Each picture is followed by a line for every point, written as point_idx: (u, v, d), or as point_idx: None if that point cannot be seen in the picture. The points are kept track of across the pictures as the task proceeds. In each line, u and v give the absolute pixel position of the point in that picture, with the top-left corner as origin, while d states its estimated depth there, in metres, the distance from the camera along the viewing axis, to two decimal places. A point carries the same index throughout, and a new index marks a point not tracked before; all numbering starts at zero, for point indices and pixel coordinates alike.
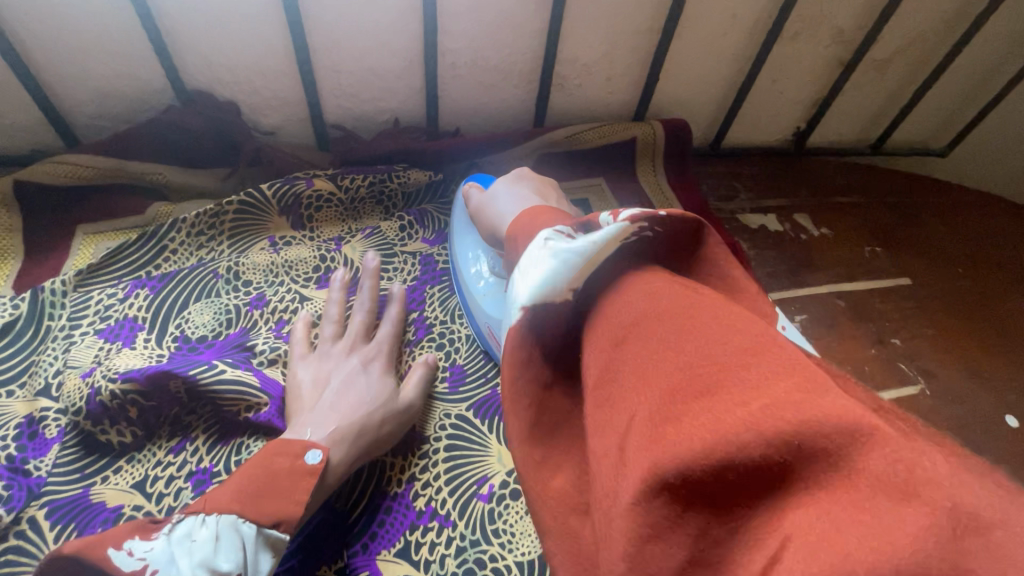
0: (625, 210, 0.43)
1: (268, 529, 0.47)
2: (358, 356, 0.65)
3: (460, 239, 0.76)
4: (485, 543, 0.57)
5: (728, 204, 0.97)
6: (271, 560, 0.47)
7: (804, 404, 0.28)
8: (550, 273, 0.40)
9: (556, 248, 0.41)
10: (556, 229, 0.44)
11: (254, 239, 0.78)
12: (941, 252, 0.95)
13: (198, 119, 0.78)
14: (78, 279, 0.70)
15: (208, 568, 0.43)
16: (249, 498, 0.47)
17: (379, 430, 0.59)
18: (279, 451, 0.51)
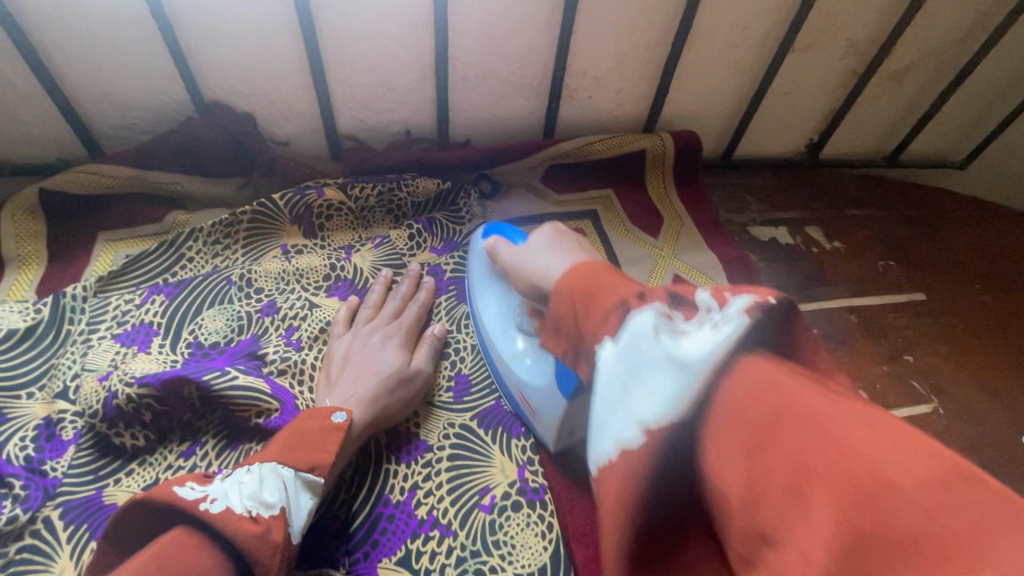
0: (734, 299, 0.39)
1: (305, 472, 0.51)
2: (379, 331, 0.69)
3: (480, 296, 0.71)
4: (485, 554, 0.57)
5: (738, 216, 0.96)
6: (310, 501, 0.50)
7: (915, 488, 0.28)
8: (673, 391, 0.36)
9: (669, 353, 0.37)
10: (654, 312, 0.40)
11: (267, 247, 0.80)
12: (957, 266, 0.93)
13: (215, 129, 0.80)
14: (99, 285, 0.73)
15: (259, 501, 0.46)
16: (286, 450, 0.51)
17: (394, 397, 0.63)
18: (309, 415, 0.55)
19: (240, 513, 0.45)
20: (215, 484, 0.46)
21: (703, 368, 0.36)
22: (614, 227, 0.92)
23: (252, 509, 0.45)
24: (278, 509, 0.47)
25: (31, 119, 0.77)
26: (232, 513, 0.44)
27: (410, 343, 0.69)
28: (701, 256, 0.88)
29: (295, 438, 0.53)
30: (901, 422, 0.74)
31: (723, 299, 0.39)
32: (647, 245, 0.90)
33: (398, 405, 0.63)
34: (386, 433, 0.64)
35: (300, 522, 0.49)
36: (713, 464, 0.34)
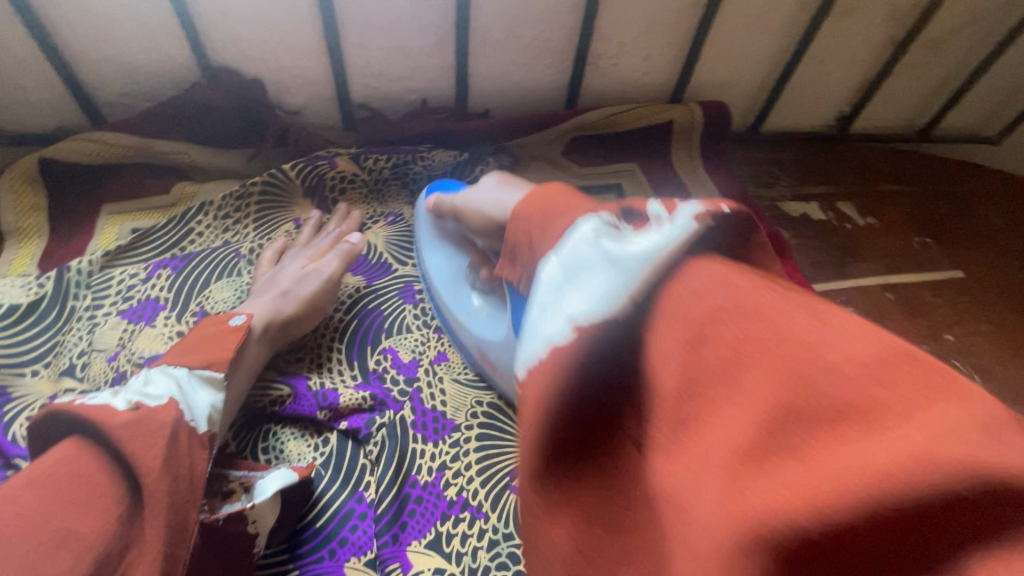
0: (682, 207, 0.36)
1: (200, 369, 0.50)
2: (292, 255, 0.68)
3: (430, 256, 0.67)
4: (519, 537, 0.54)
5: (768, 191, 0.92)
6: (211, 395, 0.49)
7: (846, 361, 0.26)
8: (609, 286, 0.33)
9: (607, 253, 0.34)
10: (601, 220, 0.37)
11: (279, 221, 0.76)
12: (995, 244, 0.89)
13: (223, 96, 0.76)
14: (105, 259, 0.69)
15: (141, 395, 0.45)
16: (178, 354, 0.51)
17: (295, 305, 0.62)
18: (206, 322, 0.56)
19: (118, 407, 0.44)
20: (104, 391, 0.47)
21: (642, 266, 0.33)
22: None
23: (132, 401, 0.45)
24: (166, 399, 0.46)
25: (28, 83, 0.73)
26: (108, 408, 0.44)
27: (319, 254, 0.68)
28: None
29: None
30: None
31: (673, 207, 0.37)
32: None
33: (294, 305, 0.62)
34: (389, 406, 0.61)
35: (196, 413, 0.47)
36: (651, 360, 0.31)
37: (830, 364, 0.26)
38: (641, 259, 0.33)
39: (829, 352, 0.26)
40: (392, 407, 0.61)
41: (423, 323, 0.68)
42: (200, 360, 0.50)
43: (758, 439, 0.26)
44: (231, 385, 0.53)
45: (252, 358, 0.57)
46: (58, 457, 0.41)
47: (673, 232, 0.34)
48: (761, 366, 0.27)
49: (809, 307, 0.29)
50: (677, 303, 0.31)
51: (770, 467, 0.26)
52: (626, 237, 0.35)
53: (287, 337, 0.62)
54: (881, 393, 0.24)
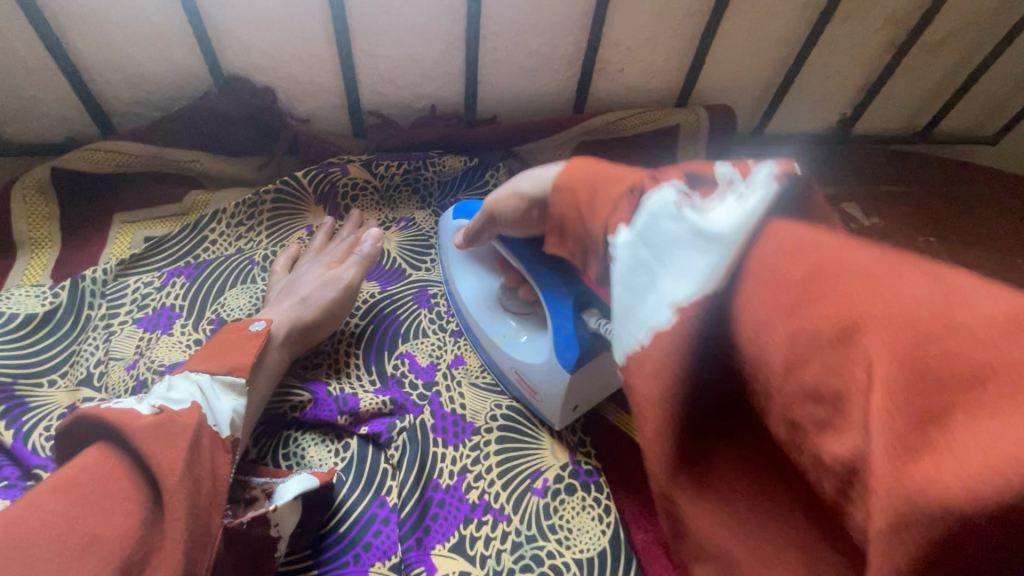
0: (756, 169, 0.35)
1: (222, 375, 0.51)
2: (308, 261, 0.68)
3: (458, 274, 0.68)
4: (542, 539, 0.54)
5: None
6: (232, 400, 0.50)
7: (968, 321, 0.24)
8: (704, 263, 0.32)
9: (694, 226, 0.33)
10: (670, 192, 0.36)
11: (292, 227, 0.76)
12: (998, 243, 0.91)
13: (235, 105, 0.76)
14: (120, 268, 0.69)
15: (165, 399, 0.46)
16: (202, 360, 0.52)
17: (312, 310, 0.62)
18: (229, 329, 0.57)
19: (142, 411, 0.44)
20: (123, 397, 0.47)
21: (737, 239, 0.31)
22: None
23: (155, 406, 0.45)
24: (190, 403, 0.46)
25: (39, 94, 0.73)
26: (132, 411, 0.44)
27: (338, 260, 0.69)
28: None
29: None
30: None
31: (748, 171, 0.35)
32: None
33: (314, 312, 0.62)
34: (409, 410, 0.61)
35: (218, 417, 0.48)
36: (749, 328, 0.30)
37: (951, 323, 0.24)
38: (734, 231, 0.32)
39: (954, 311, 0.25)
40: (412, 411, 0.61)
41: (439, 327, 0.69)
42: (222, 366, 0.52)
43: (904, 420, 0.24)
44: (253, 391, 0.54)
45: (272, 363, 0.57)
46: (81, 465, 0.41)
47: (759, 197, 0.33)
48: (860, 328, 0.26)
49: (913, 264, 0.27)
50: (760, 274, 0.30)
51: (919, 438, 0.24)
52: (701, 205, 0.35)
53: (305, 343, 0.62)
54: (1019, 352, 0.23)
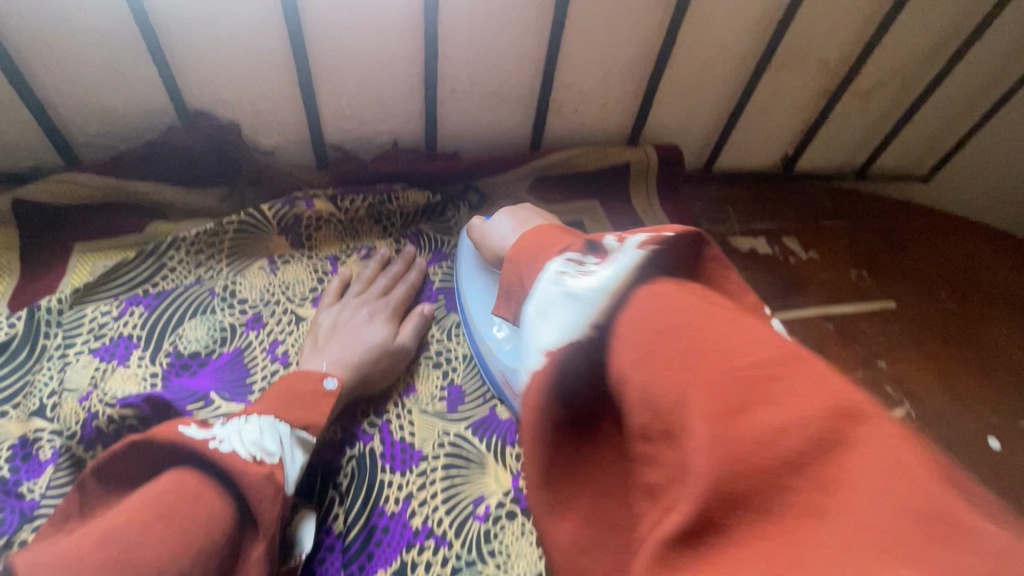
0: (631, 237, 0.46)
1: (300, 430, 0.54)
2: (367, 305, 0.72)
3: (468, 284, 0.73)
4: (481, 563, 0.57)
5: (719, 227, 0.99)
6: (303, 457, 0.53)
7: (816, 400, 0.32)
8: (571, 319, 0.41)
9: (567, 290, 0.42)
10: (566, 258, 0.46)
11: (252, 258, 0.79)
12: (926, 277, 0.96)
13: (199, 139, 0.79)
14: (75, 296, 0.70)
15: (260, 448, 0.49)
16: (281, 408, 0.55)
17: (378, 365, 0.66)
18: (302, 377, 0.59)
19: (244, 457, 0.48)
20: (220, 426, 0.50)
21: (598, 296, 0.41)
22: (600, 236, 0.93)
23: (254, 454, 0.49)
24: (277, 458, 0.50)
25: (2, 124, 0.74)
26: (237, 457, 0.47)
27: (395, 317, 0.73)
28: None
29: (278, 409, 0.55)
30: None
31: (624, 239, 0.46)
32: None
33: (379, 370, 0.66)
34: (359, 438, 0.64)
35: (295, 474, 0.51)
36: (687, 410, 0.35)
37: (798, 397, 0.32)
38: (597, 291, 0.41)
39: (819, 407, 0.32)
40: (361, 439, 0.63)
41: None
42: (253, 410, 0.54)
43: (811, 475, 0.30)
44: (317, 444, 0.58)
45: (333, 413, 0.61)
46: (169, 484, 0.44)
47: (615, 267, 0.43)
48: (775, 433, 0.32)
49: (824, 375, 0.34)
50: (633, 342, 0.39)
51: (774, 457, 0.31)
52: (587, 273, 0.44)
53: (362, 391, 0.66)
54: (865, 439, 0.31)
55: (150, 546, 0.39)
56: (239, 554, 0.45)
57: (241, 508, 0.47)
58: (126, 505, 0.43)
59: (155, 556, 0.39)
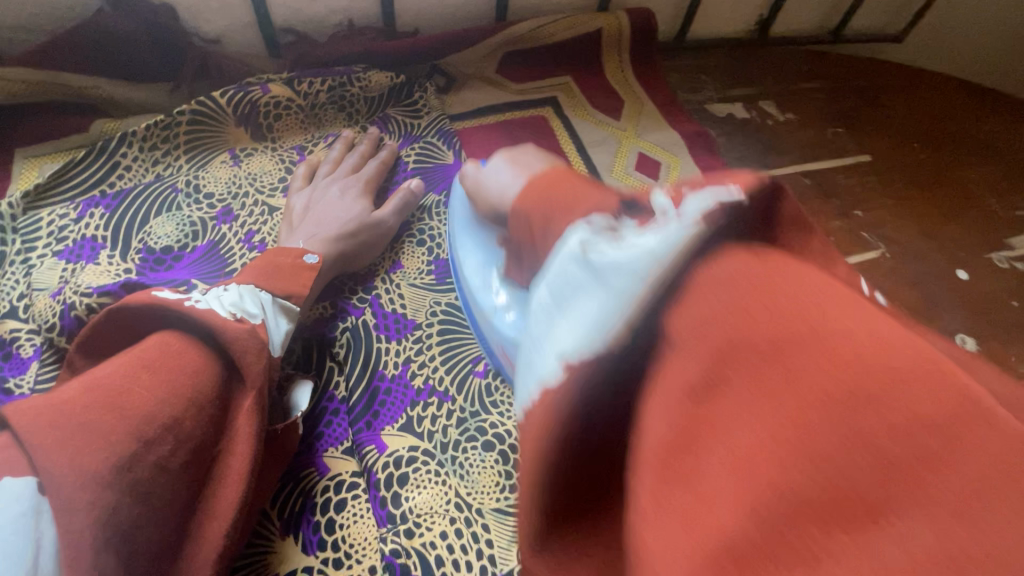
0: (691, 199, 0.30)
1: (281, 299, 0.53)
2: (340, 183, 0.70)
3: (460, 240, 0.61)
4: (485, 413, 0.59)
5: (695, 95, 0.96)
6: (288, 324, 0.53)
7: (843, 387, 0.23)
8: (601, 312, 0.29)
9: (586, 261, 0.30)
10: (592, 225, 0.32)
11: (212, 152, 0.74)
12: (899, 129, 0.96)
13: (131, 23, 0.71)
14: (27, 201, 0.66)
15: (241, 309, 0.48)
16: (261, 277, 0.53)
17: (356, 239, 0.64)
18: (281, 252, 0.58)
19: (224, 315, 0.46)
20: (196, 292, 0.48)
21: (634, 281, 0.28)
22: (575, 111, 0.89)
23: (235, 313, 0.47)
24: (260, 319, 0.49)
25: None
26: (216, 314, 0.46)
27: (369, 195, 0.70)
28: (663, 134, 0.88)
29: (258, 278, 0.53)
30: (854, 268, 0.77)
31: (681, 200, 0.31)
32: (610, 127, 0.88)
33: (358, 246, 0.64)
34: (350, 312, 0.63)
35: (280, 339, 0.51)
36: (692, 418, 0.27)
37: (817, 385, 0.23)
38: (631, 273, 0.28)
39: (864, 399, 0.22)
40: (353, 313, 0.63)
41: None
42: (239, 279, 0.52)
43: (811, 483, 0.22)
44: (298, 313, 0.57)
45: (316, 289, 0.61)
46: (154, 342, 0.43)
47: (661, 233, 0.29)
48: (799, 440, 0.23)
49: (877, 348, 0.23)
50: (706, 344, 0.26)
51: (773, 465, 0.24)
52: (618, 238, 0.31)
53: (342, 266, 0.65)
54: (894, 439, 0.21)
55: (139, 397, 0.39)
56: (229, 403, 0.45)
57: (228, 363, 0.46)
58: (105, 364, 0.42)
59: (144, 406, 0.39)
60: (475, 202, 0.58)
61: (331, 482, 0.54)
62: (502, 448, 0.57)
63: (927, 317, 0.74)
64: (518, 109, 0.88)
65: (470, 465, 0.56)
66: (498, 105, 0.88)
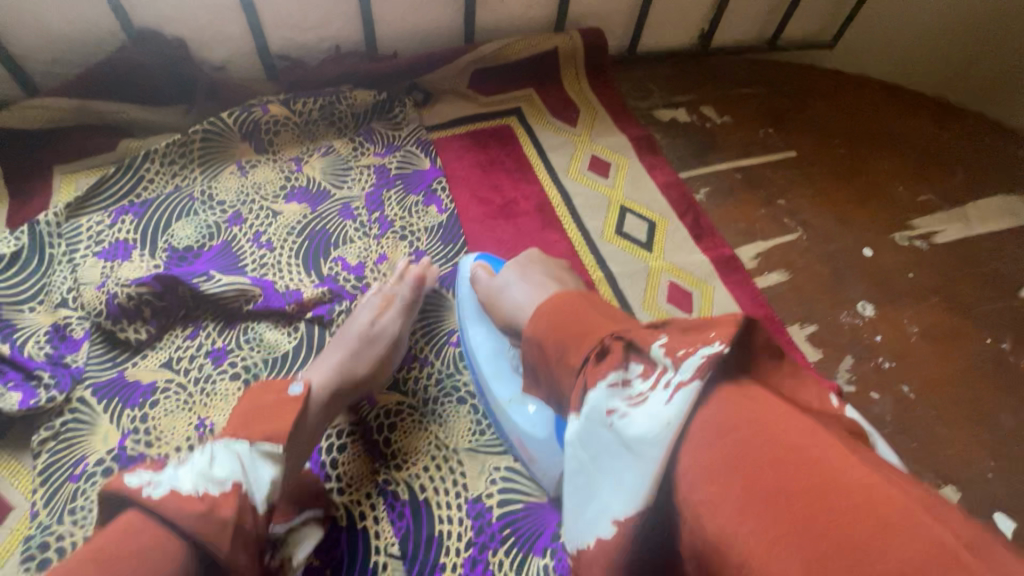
0: (701, 349, 0.40)
1: (261, 443, 0.49)
2: (376, 288, 0.72)
3: (471, 331, 0.71)
4: (458, 373, 0.73)
5: (644, 102, 1.09)
6: (272, 469, 0.49)
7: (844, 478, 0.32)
8: (632, 479, 0.39)
9: (621, 440, 0.41)
10: (607, 384, 0.43)
11: (222, 164, 0.87)
12: (822, 128, 1.10)
13: (152, 56, 0.83)
14: (68, 211, 0.78)
15: (208, 479, 0.44)
16: (241, 425, 0.50)
17: (362, 357, 0.65)
18: (265, 390, 0.55)
19: (188, 493, 0.42)
20: (163, 470, 0.44)
21: (656, 450, 0.38)
22: (537, 120, 1.02)
23: (201, 487, 0.43)
24: (231, 484, 0.45)
25: None
26: (178, 495, 0.42)
27: (386, 305, 0.70)
28: (613, 138, 1.01)
29: (236, 427, 0.50)
30: (774, 249, 0.91)
31: (679, 360, 0.40)
32: (568, 133, 1.01)
33: (367, 366, 0.65)
34: (344, 296, 0.76)
35: (262, 492, 0.47)
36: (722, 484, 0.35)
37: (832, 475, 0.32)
38: (656, 444, 0.38)
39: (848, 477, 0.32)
40: (346, 297, 0.76)
41: (363, 234, 0.83)
42: (236, 430, 0.49)
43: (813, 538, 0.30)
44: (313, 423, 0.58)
45: (310, 427, 0.57)
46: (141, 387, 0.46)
47: (677, 403, 0.39)
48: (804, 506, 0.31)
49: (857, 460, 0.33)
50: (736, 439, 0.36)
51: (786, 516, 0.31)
52: (636, 403, 0.41)
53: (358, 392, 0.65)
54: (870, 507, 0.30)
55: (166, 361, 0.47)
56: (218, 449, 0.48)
57: None
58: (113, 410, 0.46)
59: None
60: (488, 309, 0.69)
61: (333, 431, 0.66)
62: (472, 402, 0.70)
63: (836, 288, 0.87)
64: (486, 120, 1.01)
65: (446, 415, 0.69)
66: (469, 117, 1.00)
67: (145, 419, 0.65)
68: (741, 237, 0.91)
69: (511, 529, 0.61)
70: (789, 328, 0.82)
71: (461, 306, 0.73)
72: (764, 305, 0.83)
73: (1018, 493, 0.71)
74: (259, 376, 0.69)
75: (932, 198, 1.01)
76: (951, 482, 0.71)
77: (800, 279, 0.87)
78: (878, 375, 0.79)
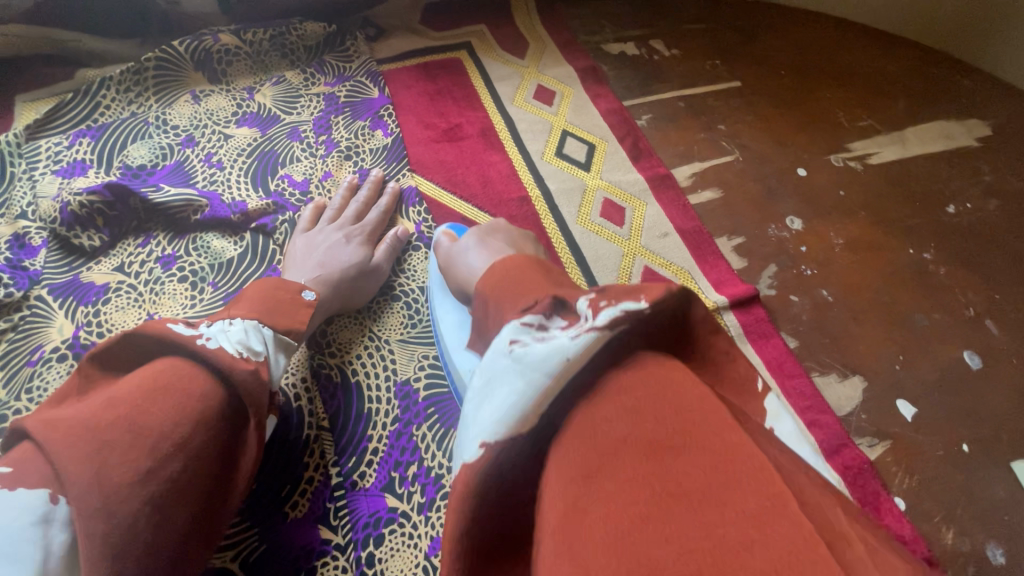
0: (604, 304, 0.39)
1: (282, 334, 0.59)
2: (342, 229, 0.75)
3: (438, 309, 0.69)
4: (394, 276, 0.77)
5: (594, 37, 1.11)
6: (286, 359, 0.58)
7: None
8: (513, 392, 0.37)
9: (517, 360, 0.38)
10: (522, 322, 0.41)
11: (176, 92, 0.90)
12: (769, 60, 1.12)
13: None
14: (28, 132, 0.83)
15: (246, 347, 0.52)
16: (263, 313, 0.58)
17: (354, 281, 0.71)
18: (279, 286, 0.62)
19: (231, 353, 0.50)
20: (205, 326, 0.51)
21: (542, 374, 0.37)
22: (486, 53, 1.05)
23: (242, 351, 0.51)
24: (264, 357, 0.54)
25: None
26: (224, 351, 0.50)
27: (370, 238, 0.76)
28: (560, 69, 1.04)
29: (258, 312, 0.57)
30: (709, 169, 0.94)
31: (596, 303, 0.40)
32: (516, 65, 1.04)
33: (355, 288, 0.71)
34: (287, 208, 0.81)
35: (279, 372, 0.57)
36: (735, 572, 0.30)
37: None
38: (552, 364, 0.37)
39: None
40: (289, 209, 0.81)
41: (309, 153, 0.87)
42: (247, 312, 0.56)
43: None
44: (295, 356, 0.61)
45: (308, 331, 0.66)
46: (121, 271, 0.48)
47: (582, 338, 0.37)
48: None
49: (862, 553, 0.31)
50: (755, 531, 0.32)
51: None
52: (545, 338, 0.39)
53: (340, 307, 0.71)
54: None
55: None
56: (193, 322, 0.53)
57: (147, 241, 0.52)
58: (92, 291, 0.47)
59: None
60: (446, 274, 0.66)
61: None
62: (405, 300, 0.75)
63: (767, 204, 0.90)
64: (436, 53, 1.03)
65: (381, 311, 0.74)
66: (418, 49, 1.03)
67: (95, 313, 0.70)
68: (678, 158, 0.95)
69: (435, 408, 0.67)
70: (716, 240, 0.86)
71: (432, 289, 0.72)
72: (692, 219, 0.87)
73: (922, 381, 0.75)
74: (206, 278, 0.74)
75: (870, 123, 1.03)
76: (858, 372, 0.75)
77: (733, 197, 0.90)
78: (798, 279, 0.83)
